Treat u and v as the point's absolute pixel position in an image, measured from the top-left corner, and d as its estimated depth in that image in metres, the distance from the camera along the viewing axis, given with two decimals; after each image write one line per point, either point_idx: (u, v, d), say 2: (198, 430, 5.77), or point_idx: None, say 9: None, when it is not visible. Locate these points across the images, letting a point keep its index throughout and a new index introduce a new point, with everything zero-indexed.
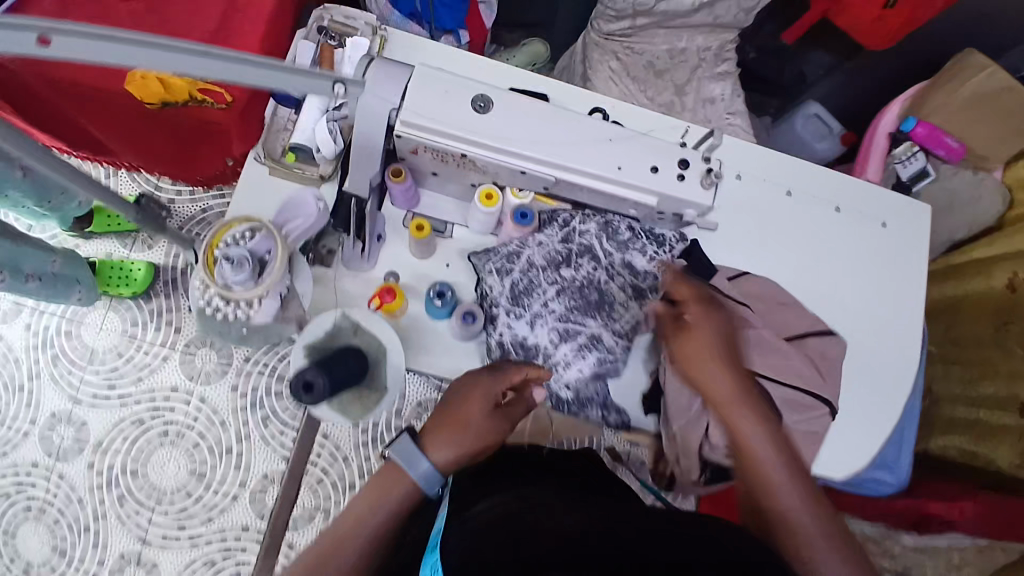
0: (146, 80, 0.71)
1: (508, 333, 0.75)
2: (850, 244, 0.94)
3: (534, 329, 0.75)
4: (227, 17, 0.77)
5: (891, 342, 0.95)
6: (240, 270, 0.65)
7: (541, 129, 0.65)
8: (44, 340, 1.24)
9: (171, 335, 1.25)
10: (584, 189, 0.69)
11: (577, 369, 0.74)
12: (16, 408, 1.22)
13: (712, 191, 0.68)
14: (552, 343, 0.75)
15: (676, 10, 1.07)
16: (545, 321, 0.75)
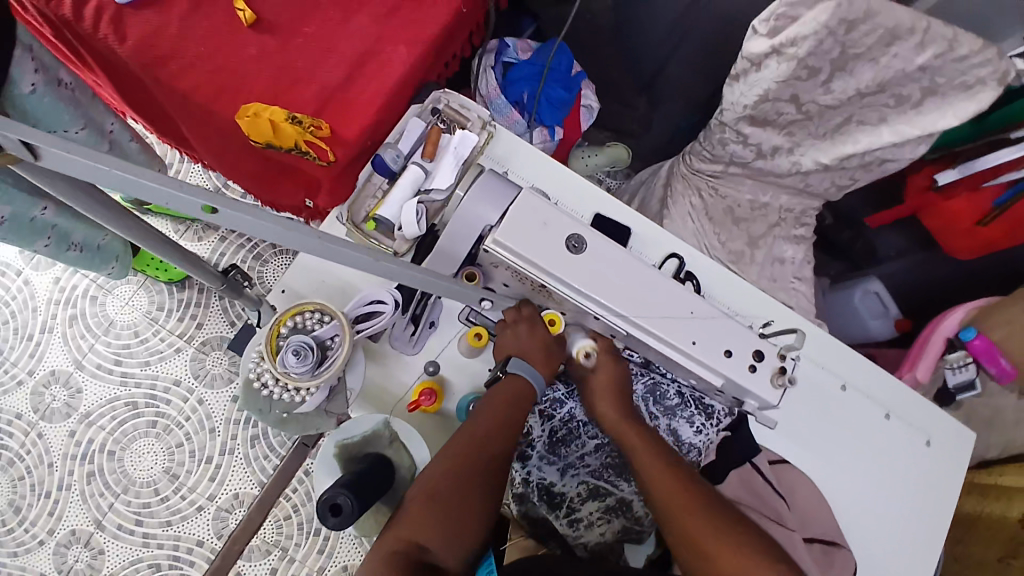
0: (259, 120, 0.77)
1: (537, 474, 0.77)
2: (894, 454, 0.89)
3: (565, 478, 0.78)
4: (355, 78, 0.82)
5: (913, 566, 0.88)
6: (302, 361, 0.60)
7: (626, 285, 0.64)
8: (69, 298, 1.27)
9: (193, 327, 1.27)
10: (651, 350, 0.67)
11: (599, 531, 0.77)
12: (20, 355, 1.24)
13: (781, 392, 0.66)
14: (581, 496, 0.77)
15: (770, 170, 1.08)
16: (579, 474, 0.78)
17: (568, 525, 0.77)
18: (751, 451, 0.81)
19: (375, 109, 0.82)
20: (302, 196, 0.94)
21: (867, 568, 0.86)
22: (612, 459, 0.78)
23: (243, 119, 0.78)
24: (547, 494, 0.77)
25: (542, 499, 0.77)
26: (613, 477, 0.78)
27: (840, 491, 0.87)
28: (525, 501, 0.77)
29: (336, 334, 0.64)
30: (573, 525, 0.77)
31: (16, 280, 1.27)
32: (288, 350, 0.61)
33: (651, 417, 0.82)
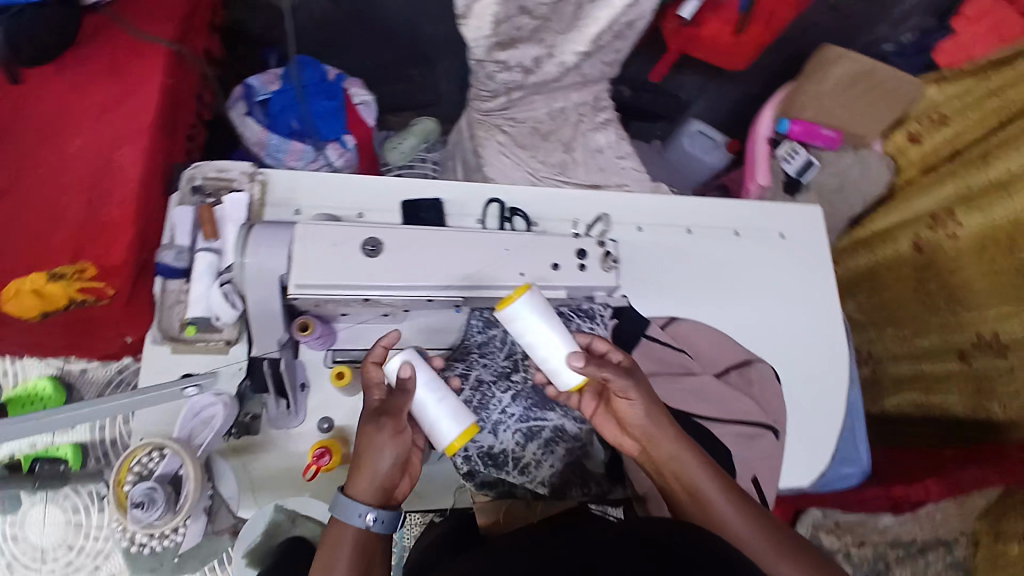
0: (19, 293, 0.72)
1: (472, 445, 0.72)
2: (760, 262, 0.97)
3: (499, 434, 0.73)
4: (95, 197, 0.78)
5: (823, 340, 0.97)
6: (153, 509, 0.59)
7: (438, 256, 0.65)
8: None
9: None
10: (496, 300, 0.69)
11: (548, 464, 0.75)
12: None
13: (615, 273, 0.70)
14: (520, 444, 0.74)
15: (546, 79, 1.12)
16: (510, 425, 0.73)
17: (521, 474, 0.73)
18: (642, 326, 0.85)
19: (133, 215, 0.78)
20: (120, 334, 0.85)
21: (791, 362, 0.94)
22: (532, 398, 0.74)
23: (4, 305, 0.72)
24: (490, 460, 0.73)
25: (485, 464, 0.73)
26: (538, 412, 0.74)
27: (732, 313, 0.94)
28: (475, 474, 0.74)
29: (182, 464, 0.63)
30: (525, 472, 0.74)
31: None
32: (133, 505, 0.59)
33: None
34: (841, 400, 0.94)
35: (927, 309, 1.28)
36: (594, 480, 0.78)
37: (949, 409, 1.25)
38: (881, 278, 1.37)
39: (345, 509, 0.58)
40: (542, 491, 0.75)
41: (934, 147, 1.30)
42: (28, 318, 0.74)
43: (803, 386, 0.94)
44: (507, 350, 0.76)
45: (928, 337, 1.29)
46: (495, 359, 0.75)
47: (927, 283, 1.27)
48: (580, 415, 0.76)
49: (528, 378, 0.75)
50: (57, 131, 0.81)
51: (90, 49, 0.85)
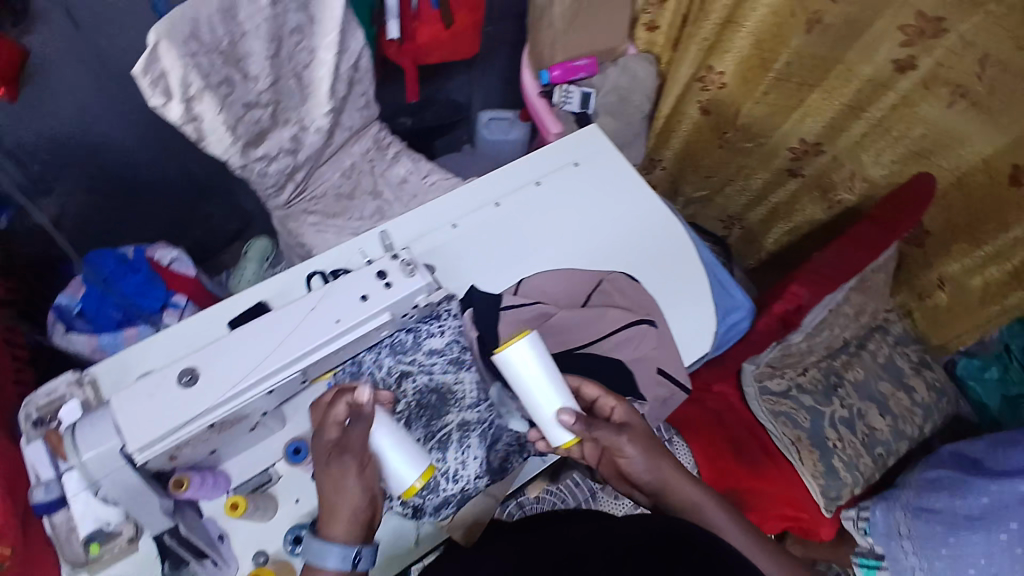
0: None
1: None
2: (570, 193, 1.05)
3: None
4: None
5: (655, 224, 1.05)
6: None
7: (255, 350, 0.66)
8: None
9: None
10: (335, 356, 0.70)
11: (474, 458, 0.75)
12: None
13: (420, 271, 0.72)
14: (439, 460, 0.73)
15: (316, 149, 1.18)
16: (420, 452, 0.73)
17: (455, 483, 0.74)
18: (495, 300, 0.89)
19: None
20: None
21: (640, 257, 1.02)
22: (423, 416, 0.74)
23: None
24: (427, 490, 0.72)
25: (421, 496, 0.73)
26: (435, 423, 0.74)
27: (571, 246, 1.00)
28: (419, 510, 0.73)
29: None
30: (457, 479, 0.74)
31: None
32: None
33: (412, 363, 0.77)
34: (697, 263, 1.02)
35: (741, 153, 1.43)
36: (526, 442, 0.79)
37: (812, 218, 1.39)
38: (696, 150, 1.52)
39: (317, 548, 0.62)
40: (485, 481, 0.75)
41: (669, 23, 1.43)
42: None
43: (660, 271, 1.01)
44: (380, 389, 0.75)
45: (760, 174, 1.43)
46: None
47: (727, 132, 1.42)
48: (474, 401, 0.76)
49: (409, 401, 0.75)
50: None
51: None
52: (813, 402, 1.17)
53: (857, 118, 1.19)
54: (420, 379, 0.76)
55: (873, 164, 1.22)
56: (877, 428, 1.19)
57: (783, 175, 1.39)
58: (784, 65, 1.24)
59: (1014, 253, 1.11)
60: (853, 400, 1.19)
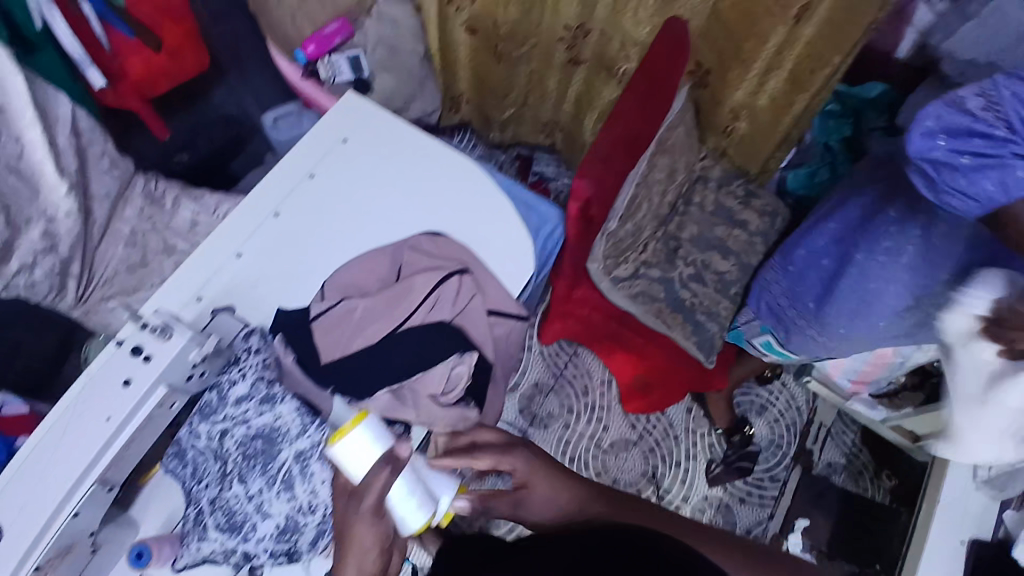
0: None
1: (265, 542, 0.72)
2: (348, 172, 1.01)
3: (269, 513, 0.71)
4: None
5: (442, 169, 1.02)
6: None
7: (45, 481, 0.63)
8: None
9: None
10: (134, 448, 0.67)
11: (322, 482, 0.72)
12: None
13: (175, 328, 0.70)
14: (291, 498, 0.72)
15: (79, 233, 1.08)
16: (268, 499, 0.71)
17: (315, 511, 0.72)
18: (302, 317, 0.86)
19: None
20: None
21: (436, 210, 0.99)
22: (256, 465, 0.72)
23: None
24: (293, 530, 0.72)
25: (290, 537, 0.72)
26: (270, 466, 0.72)
27: (365, 225, 0.97)
28: (298, 549, 0.74)
29: None
30: (315, 508, 0.72)
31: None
32: None
33: (224, 422, 0.74)
34: (492, 189, 1.01)
35: (521, 61, 1.37)
36: None
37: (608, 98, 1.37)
38: (478, 75, 1.44)
39: None
40: None
41: None
42: None
43: (461, 215, 0.99)
44: (209, 461, 0.73)
45: (551, 77, 1.41)
46: (206, 475, 0.73)
47: (500, 48, 1.35)
48: (301, 424, 0.74)
49: (236, 455, 0.72)
50: None
51: None
52: (661, 273, 1.24)
53: None
54: (238, 432, 0.73)
55: (636, 28, 1.19)
56: (725, 271, 1.26)
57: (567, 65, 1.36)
58: None
59: (786, 58, 1.13)
60: (694, 254, 1.27)
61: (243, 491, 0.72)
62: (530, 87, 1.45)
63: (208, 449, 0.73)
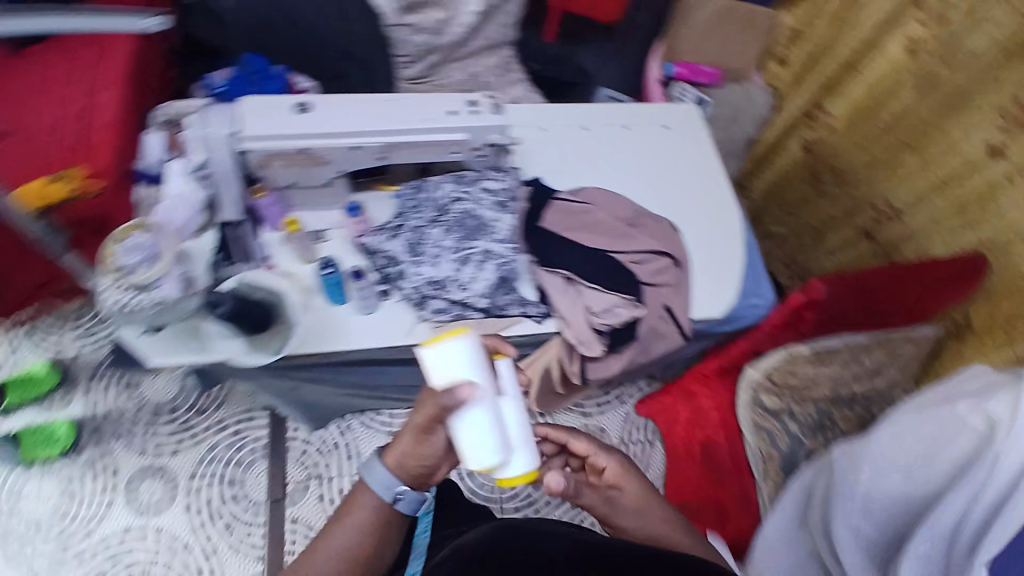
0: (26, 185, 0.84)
1: (420, 278, 0.88)
2: (649, 148, 1.16)
3: (439, 265, 0.89)
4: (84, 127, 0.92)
5: (711, 200, 1.13)
6: (135, 254, 0.70)
7: (360, 115, 0.84)
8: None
9: (237, 486, 1.33)
10: (408, 149, 0.87)
11: (482, 278, 0.90)
12: None
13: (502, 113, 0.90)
14: (458, 269, 0.89)
15: (454, 42, 1.35)
16: (446, 256, 0.90)
17: (463, 290, 0.89)
18: (551, 191, 1.00)
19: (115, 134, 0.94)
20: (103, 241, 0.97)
21: (684, 220, 1.10)
22: (460, 232, 0.91)
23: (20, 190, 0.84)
24: (439, 287, 0.88)
25: (432, 290, 0.88)
26: (467, 241, 0.91)
27: (628, 183, 1.11)
28: (427, 304, 0.88)
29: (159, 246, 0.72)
30: (464, 288, 0.89)
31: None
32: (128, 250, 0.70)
33: (465, 192, 0.94)
34: (736, 242, 1.09)
35: (826, 199, 1.48)
36: (529, 301, 0.92)
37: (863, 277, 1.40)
38: (787, 182, 1.57)
39: (375, 479, 0.60)
40: (482, 302, 0.89)
41: (799, 59, 1.51)
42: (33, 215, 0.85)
43: (698, 237, 1.09)
44: (437, 207, 0.93)
45: (834, 231, 1.47)
46: (426, 211, 0.93)
47: (823, 174, 1.48)
48: (501, 236, 0.93)
49: (454, 215, 0.92)
50: (46, 77, 0.94)
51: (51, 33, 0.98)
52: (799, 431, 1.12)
53: (940, 193, 1.23)
54: (467, 205, 0.93)
55: (941, 247, 1.23)
56: None
57: (854, 231, 1.42)
58: (885, 122, 1.32)
59: None
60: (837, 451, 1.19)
61: (438, 237, 0.91)
62: (811, 227, 1.53)
63: (442, 199, 0.93)
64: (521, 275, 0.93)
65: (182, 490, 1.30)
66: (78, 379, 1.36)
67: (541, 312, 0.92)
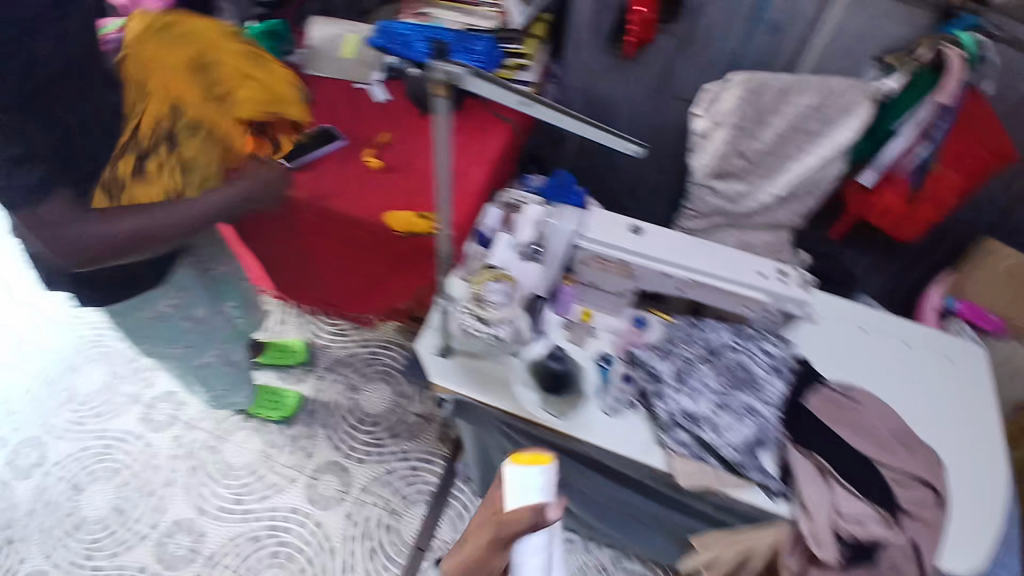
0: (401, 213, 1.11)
1: (677, 404, 0.91)
2: (931, 374, 1.08)
3: (698, 401, 0.91)
4: (456, 186, 1.18)
5: (988, 450, 1.00)
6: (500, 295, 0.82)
7: (679, 249, 0.95)
8: (189, 451, 1.49)
9: (395, 517, 1.44)
10: (710, 290, 0.95)
11: (739, 430, 0.89)
12: (141, 511, 1.42)
13: (808, 290, 0.95)
14: (716, 411, 0.90)
15: (744, 212, 1.42)
16: (707, 395, 0.92)
17: (714, 433, 0.89)
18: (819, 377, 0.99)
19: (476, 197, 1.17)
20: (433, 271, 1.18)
21: (950, 457, 0.99)
22: (728, 380, 0.93)
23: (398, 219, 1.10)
24: (691, 420, 0.90)
25: (685, 421, 0.90)
26: (733, 390, 0.93)
27: (900, 398, 1.04)
28: (673, 430, 0.90)
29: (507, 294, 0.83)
30: (717, 432, 0.89)
31: (139, 444, 1.49)
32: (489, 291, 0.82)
33: (741, 346, 0.97)
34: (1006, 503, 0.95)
35: None
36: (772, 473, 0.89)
37: None
38: None
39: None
40: (729, 453, 0.88)
41: None
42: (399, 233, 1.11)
43: (966, 481, 0.96)
44: (711, 349, 0.97)
45: None
46: (699, 346, 0.97)
47: None
48: (767, 398, 0.93)
49: (726, 363, 0.95)
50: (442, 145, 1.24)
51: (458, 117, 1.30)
52: None
53: None
54: (741, 357, 0.96)
55: None
56: None
57: None
58: None
59: None
60: None
61: (705, 375, 0.94)
62: None
63: (718, 343, 0.97)
64: (770, 444, 0.92)
65: (350, 497, 1.44)
66: (318, 364, 1.63)
67: (780, 489, 0.88)
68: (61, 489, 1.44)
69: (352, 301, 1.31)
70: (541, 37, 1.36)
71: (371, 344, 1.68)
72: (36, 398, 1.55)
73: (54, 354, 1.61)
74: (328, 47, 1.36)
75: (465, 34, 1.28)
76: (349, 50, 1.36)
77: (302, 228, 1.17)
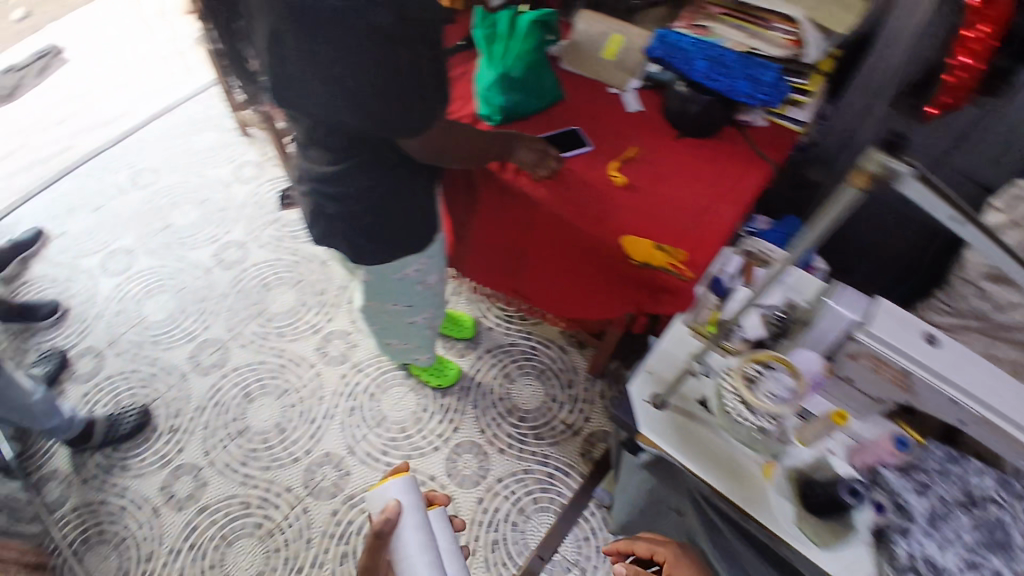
0: (638, 241, 1.03)
1: (918, 549, 0.79)
2: None
3: (944, 553, 0.78)
4: (701, 217, 1.07)
5: None
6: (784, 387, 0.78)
7: (974, 375, 0.80)
8: (351, 391, 1.62)
9: (522, 519, 1.42)
10: (999, 435, 0.80)
11: None
12: (300, 435, 1.56)
13: None
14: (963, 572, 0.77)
15: None
16: (956, 549, 0.78)
17: None
18: None
19: (721, 231, 1.05)
20: (654, 303, 1.09)
21: None
22: (985, 538, 0.79)
23: (635, 247, 1.03)
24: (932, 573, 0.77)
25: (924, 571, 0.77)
26: (990, 554, 0.78)
27: None
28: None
29: (790, 388, 0.80)
30: None
31: (308, 370, 1.66)
32: (770, 380, 0.79)
33: (1008, 502, 0.82)
34: None
35: None
36: None
37: None
38: None
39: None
40: None
41: None
42: (633, 260, 1.04)
43: None
44: (969, 493, 0.83)
45: None
46: (956, 485, 0.83)
47: None
48: None
49: (985, 517, 0.81)
50: (690, 166, 1.13)
51: (712, 138, 1.17)
52: None
53: None
54: (1005, 517, 0.81)
55: None
56: None
57: None
58: None
59: None
60: None
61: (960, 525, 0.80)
62: None
63: (981, 491, 0.82)
64: None
65: (485, 483, 1.46)
66: (480, 343, 1.68)
67: None
68: (234, 395, 1.62)
69: (546, 300, 1.28)
70: (826, 73, 1.23)
71: (534, 336, 1.69)
72: (229, 305, 1.76)
73: (251, 267, 1.82)
74: (588, 44, 1.30)
75: (751, 59, 1.17)
76: (610, 51, 1.29)
77: (529, 223, 1.14)
